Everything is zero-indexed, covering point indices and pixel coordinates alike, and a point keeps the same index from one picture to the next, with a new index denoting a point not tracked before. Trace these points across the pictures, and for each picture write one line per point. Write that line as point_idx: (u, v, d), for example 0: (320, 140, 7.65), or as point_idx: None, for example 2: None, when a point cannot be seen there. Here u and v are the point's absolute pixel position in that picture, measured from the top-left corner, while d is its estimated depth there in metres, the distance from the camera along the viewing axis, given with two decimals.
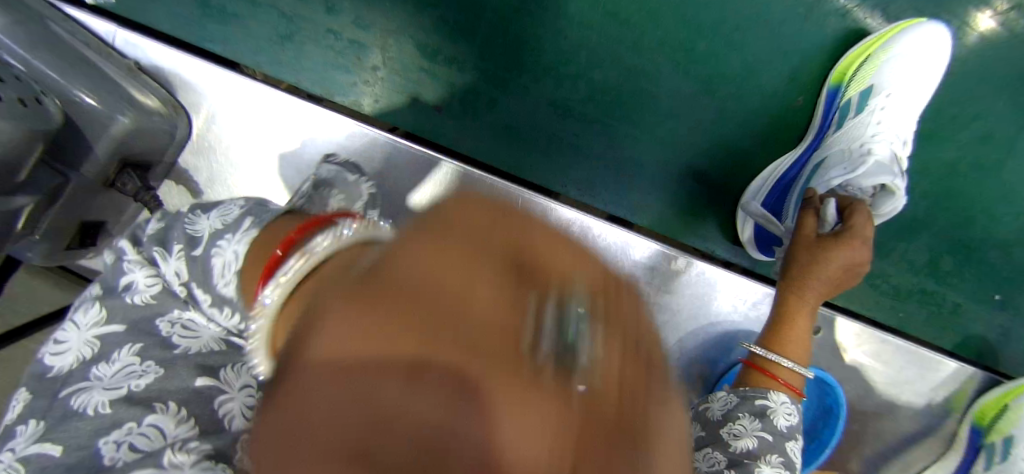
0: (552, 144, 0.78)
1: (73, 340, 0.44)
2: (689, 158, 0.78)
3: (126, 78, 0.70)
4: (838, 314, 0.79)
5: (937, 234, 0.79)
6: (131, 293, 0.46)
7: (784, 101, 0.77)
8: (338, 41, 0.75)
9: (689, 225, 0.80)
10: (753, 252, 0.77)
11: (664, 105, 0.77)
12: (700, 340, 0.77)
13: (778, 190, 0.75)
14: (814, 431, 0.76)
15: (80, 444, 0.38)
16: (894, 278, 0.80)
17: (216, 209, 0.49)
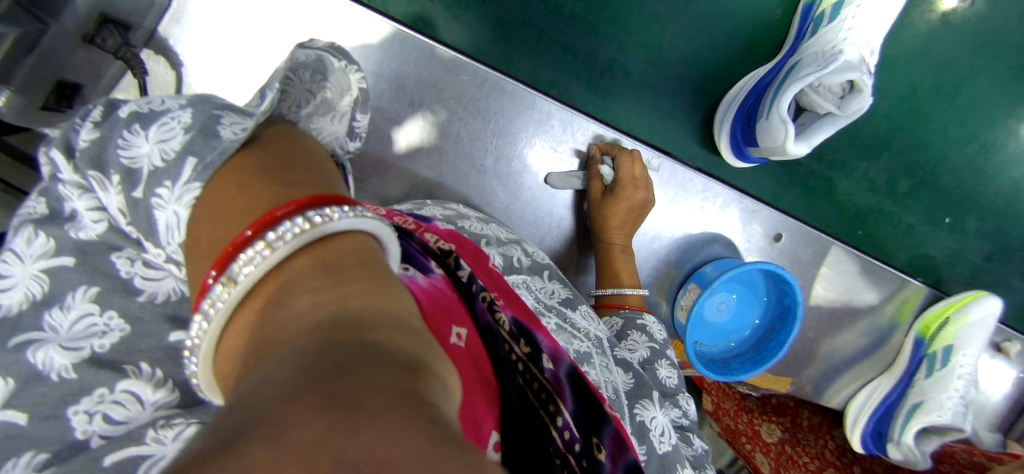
0: (543, 44, 0.77)
1: (17, 275, 0.31)
2: (673, 67, 0.81)
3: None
4: (795, 222, 0.86)
5: (894, 156, 0.88)
6: (75, 229, 0.33)
7: (763, 15, 0.81)
8: None
9: (671, 136, 0.84)
10: (727, 155, 0.82)
11: (650, 10, 0.79)
12: (670, 244, 0.83)
13: (754, 95, 0.77)
14: (772, 331, 0.84)
15: (44, 417, 0.29)
16: (855, 197, 0.89)
17: (166, 116, 0.33)
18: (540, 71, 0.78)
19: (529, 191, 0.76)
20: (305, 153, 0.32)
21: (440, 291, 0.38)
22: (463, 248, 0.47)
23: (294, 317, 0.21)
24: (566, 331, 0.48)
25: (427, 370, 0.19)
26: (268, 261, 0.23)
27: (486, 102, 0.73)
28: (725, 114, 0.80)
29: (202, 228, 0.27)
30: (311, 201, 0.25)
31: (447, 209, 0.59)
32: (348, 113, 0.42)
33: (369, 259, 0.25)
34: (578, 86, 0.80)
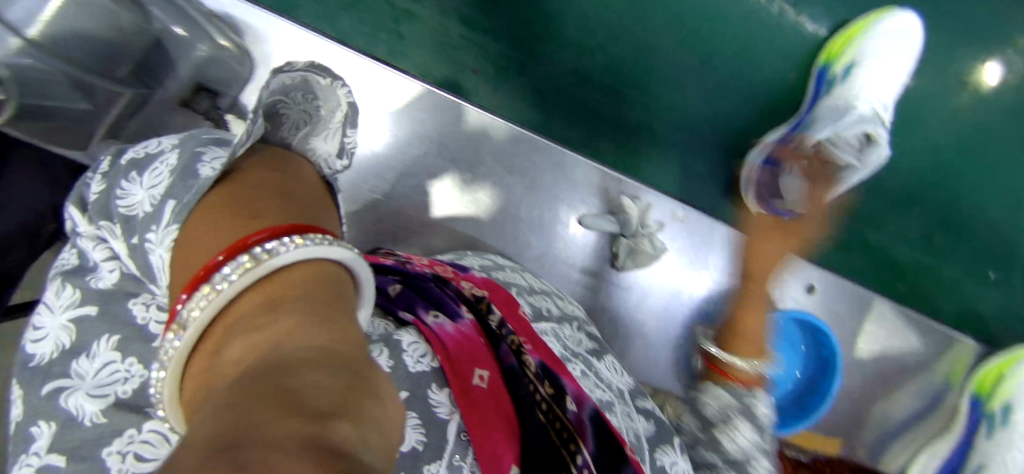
0: (576, 108, 0.83)
1: (49, 325, 0.35)
2: (698, 128, 0.86)
3: (206, 20, 0.58)
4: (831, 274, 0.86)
5: (928, 212, 0.91)
6: (92, 279, 0.35)
7: (779, 78, 0.87)
8: (392, 11, 0.75)
9: (703, 193, 0.88)
10: None
11: (673, 77, 0.85)
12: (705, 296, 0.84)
13: (778, 148, 0.80)
14: (813, 384, 0.81)
15: (81, 457, 0.31)
16: (892, 250, 0.91)
17: (156, 162, 0.35)
18: (572, 133, 0.83)
19: (568, 243, 0.78)
20: (298, 185, 0.32)
21: (468, 335, 0.39)
22: (496, 294, 0.47)
23: (229, 360, 0.20)
24: (591, 378, 0.49)
25: (349, 402, 0.18)
26: (214, 303, 0.23)
27: (520, 159, 0.77)
28: (752, 164, 0.81)
29: (182, 257, 0.28)
30: (284, 229, 0.26)
31: (485, 259, 0.62)
32: (338, 129, 0.41)
33: (321, 289, 0.24)
34: (608, 145, 0.84)
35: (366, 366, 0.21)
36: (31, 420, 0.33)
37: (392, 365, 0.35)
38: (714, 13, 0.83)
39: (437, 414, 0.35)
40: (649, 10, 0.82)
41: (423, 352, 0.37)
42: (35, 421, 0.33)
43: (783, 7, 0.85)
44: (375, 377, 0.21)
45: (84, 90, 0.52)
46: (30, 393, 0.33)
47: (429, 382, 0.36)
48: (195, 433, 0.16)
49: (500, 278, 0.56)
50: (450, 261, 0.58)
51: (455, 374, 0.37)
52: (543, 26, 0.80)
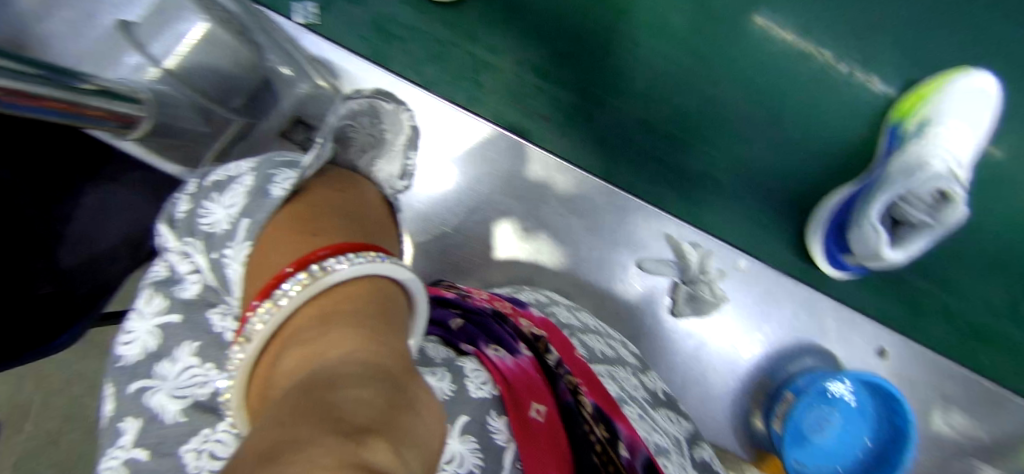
0: (643, 156, 0.83)
1: (138, 330, 0.36)
2: (761, 181, 0.84)
3: (310, 66, 0.70)
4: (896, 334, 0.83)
5: (1014, 279, 0.86)
6: (180, 289, 0.37)
7: (849, 134, 0.84)
8: (473, 62, 0.80)
9: (767, 244, 0.84)
10: (823, 264, 0.82)
11: (739, 130, 0.84)
12: (768, 352, 0.81)
13: (843, 208, 0.79)
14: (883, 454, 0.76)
15: (161, 454, 0.32)
16: (973, 318, 0.86)
17: (236, 184, 0.37)
18: (636, 180, 0.83)
19: (627, 288, 0.79)
20: (356, 205, 0.36)
21: (525, 369, 0.41)
22: (553, 336, 0.48)
23: (289, 368, 0.24)
24: (647, 422, 0.48)
25: (385, 405, 0.21)
26: (276, 317, 0.27)
27: (585, 198, 0.80)
28: (816, 224, 0.81)
29: (258, 265, 0.32)
30: (348, 246, 0.30)
31: (541, 295, 0.63)
32: (400, 152, 0.45)
33: (368, 304, 0.28)
34: (672, 194, 0.83)
35: (404, 374, 0.24)
36: (119, 416, 0.34)
37: (453, 392, 0.37)
38: (782, 70, 0.84)
39: (494, 439, 0.36)
40: (716, 65, 0.84)
41: (484, 379, 0.39)
42: (123, 416, 0.34)
43: (852, 69, 0.84)
44: (412, 383, 0.24)
45: (205, 115, 0.63)
46: (119, 392, 0.35)
47: (489, 409, 0.37)
48: (262, 430, 0.19)
49: (556, 317, 0.57)
50: (507, 295, 0.60)
51: (514, 402, 0.38)
52: (611, 78, 0.83)
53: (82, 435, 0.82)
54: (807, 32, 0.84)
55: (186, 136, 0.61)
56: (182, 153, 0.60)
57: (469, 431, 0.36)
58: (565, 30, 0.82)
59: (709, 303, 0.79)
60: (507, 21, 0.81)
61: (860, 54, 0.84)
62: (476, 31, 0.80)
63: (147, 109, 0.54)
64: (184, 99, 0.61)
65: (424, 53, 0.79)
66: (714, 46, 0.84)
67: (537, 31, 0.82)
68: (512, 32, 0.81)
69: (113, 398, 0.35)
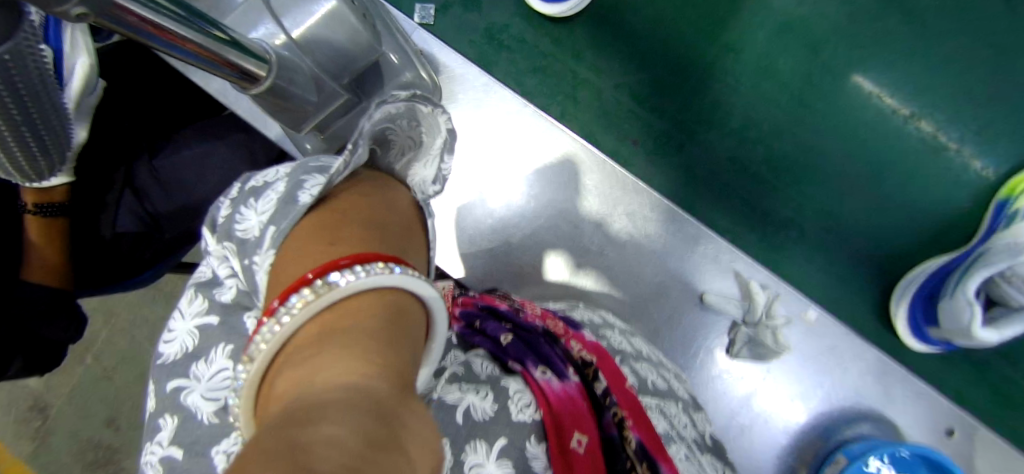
0: (731, 196, 0.82)
1: (178, 330, 0.34)
2: (851, 239, 0.80)
3: (415, 58, 0.74)
4: (971, 420, 0.76)
5: None
6: (219, 291, 0.34)
7: (953, 205, 0.79)
8: (571, 79, 0.84)
9: (847, 302, 0.80)
10: (904, 332, 0.76)
11: (837, 185, 0.80)
12: (824, 409, 0.76)
13: (936, 277, 0.73)
14: None
15: (193, 453, 0.31)
16: None
17: (270, 190, 0.35)
18: (717, 215, 0.81)
19: (689, 324, 0.77)
20: (388, 211, 0.33)
21: (572, 395, 0.39)
22: (605, 362, 0.45)
23: (283, 393, 0.23)
24: (693, 465, 0.46)
25: (363, 447, 0.18)
26: (277, 335, 0.25)
27: (654, 227, 0.78)
28: (903, 290, 0.76)
29: (283, 267, 0.29)
30: (368, 256, 0.28)
31: (596, 315, 0.61)
32: (438, 156, 0.38)
33: (374, 322, 0.26)
34: (752, 238, 0.81)
35: (398, 405, 0.22)
36: (160, 411, 0.33)
37: (495, 412, 0.36)
38: (889, 133, 0.80)
39: (532, 467, 0.35)
40: (821, 117, 0.81)
41: (528, 402, 0.38)
42: (162, 413, 0.32)
43: (962, 149, 0.79)
44: (407, 415, 0.22)
45: (317, 84, 0.60)
46: (158, 389, 0.33)
47: (527, 433, 0.36)
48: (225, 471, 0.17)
49: (609, 342, 0.55)
50: (560, 312, 0.59)
51: (556, 431, 0.36)
52: (707, 115, 0.82)
53: (142, 335, 1.06)
54: (919, 97, 0.79)
55: (294, 105, 0.58)
56: (289, 116, 0.60)
57: (507, 455, 0.34)
58: (672, 59, 0.83)
59: (772, 351, 0.75)
60: (612, 43, 0.83)
61: (980, 121, 0.79)
62: (583, 51, 0.84)
63: (272, 69, 0.52)
64: (305, 68, 0.58)
65: (526, 64, 0.84)
66: (821, 90, 0.81)
67: (641, 58, 0.83)
68: (616, 54, 0.83)
69: (153, 394, 0.33)
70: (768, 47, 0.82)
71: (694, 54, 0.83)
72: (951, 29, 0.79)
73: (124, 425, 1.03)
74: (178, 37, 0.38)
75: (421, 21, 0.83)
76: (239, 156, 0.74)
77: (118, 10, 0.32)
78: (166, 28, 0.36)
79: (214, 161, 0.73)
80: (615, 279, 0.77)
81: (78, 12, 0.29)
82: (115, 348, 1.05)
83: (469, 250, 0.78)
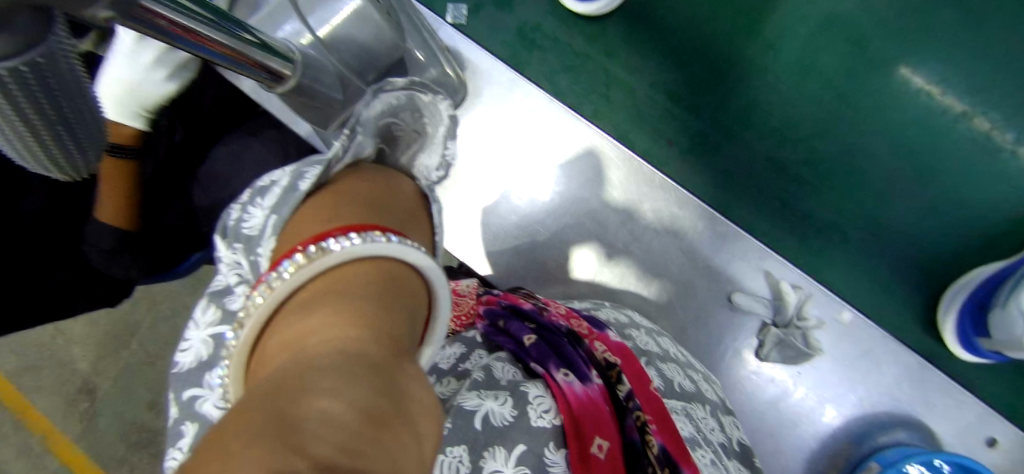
0: (767, 196, 0.79)
1: (194, 339, 0.35)
2: (895, 244, 0.77)
3: (442, 55, 0.73)
4: (1016, 430, 0.73)
5: None
6: (229, 299, 0.35)
7: (1005, 208, 0.75)
8: (603, 77, 0.82)
9: (885, 307, 0.77)
10: (951, 341, 0.73)
11: (881, 187, 0.77)
12: (856, 415, 0.74)
13: (989, 284, 0.71)
14: None
15: None
16: None
17: (273, 188, 0.36)
18: (752, 216, 0.79)
19: (717, 323, 0.76)
20: (387, 196, 0.33)
21: (592, 398, 0.39)
22: (630, 365, 0.45)
23: (274, 355, 0.23)
24: (719, 471, 0.45)
25: (355, 416, 0.19)
26: (271, 301, 0.26)
27: (684, 224, 0.76)
28: (951, 298, 0.73)
29: (282, 249, 0.30)
30: (358, 226, 0.29)
31: (621, 314, 0.61)
32: (440, 144, 0.42)
33: (365, 287, 0.27)
34: (791, 240, 0.79)
35: (392, 369, 0.23)
36: (182, 419, 0.34)
37: (513, 417, 0.36)
38: (935, 133, 0.76)
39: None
40: (865, 116, 0.77)
41: (547, 408, 0.38)
42: (184, 420, 0.33)
43: (1018, 149, 0.75)
44: (403, 380, 0.23)
45: (342, 83, 0.61)
46: (180, 397, 0.34)
47: (545, 439, 0.36)
48: (212, 440, 0.18)
49: (634, 342, 0.54)
50: (585, 312, 0.58)
51: (575, 435, 0.36)
52: (745, 114, 0.80)
53: (183, 323, 1.10)
54: (972, 94, 0.75)
55: (321, 101, 0.59)
56: (316, 113, 0.61)
57: (524, 462, 0.34)
58: (709, 56, 0.81)
59: (803, 353, 0.73)
60: (646, 41, 0.81)
61: None
62: (617, 50, 0.82)
63: (297, 67, 0.52)
64: (330, 66, 0.59)
65: (559, 63, 0.83)
66: (864, 87, 0.78)
67: (676, 54, 0.81)
68: (650, 52, 0.81)
69: (174, 403, 0.35)
70: (810, 43, 0.79)
71: (731, 52, 0.80)
72: (1008, 24, 0.75)
73: (167, 409, 1.08)
74: (197, 33, 0.37)
75: (452, 22, 0.83)
76: (271, 151, 0.75)
77: (144, 13, 0.32)
78: (187, 26, 0.36)
79: (250, 157, 0.74)
80: (646, 273, 0.76)
81: (106, 16, 0.30)
82: (158, 336, 1.10)
83: (495, 247, 0.78)
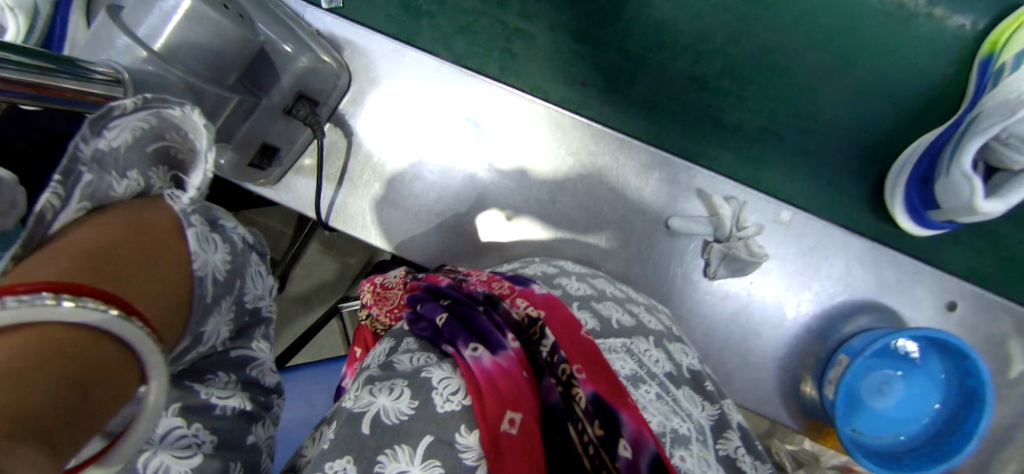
0: (691, 116, 0.77)
1: None
2: (826, 134, 0.76)
3: (313, 41, 0.68)
4: (974, 288, 0.73)
5: None
6: None
7: (929, 74, 0.73)
8: (503, 30, 0.77)
9: (826, 197, 0.77)
10: (902, 218, 0.73)
11: (804, 81, 0.75)
12: (818, 311, 0.73)
13: (929, 156, 0.70)
14: (955, 423, 0.68)
15: None
16: None
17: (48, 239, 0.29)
18: (682, 141, 0.78)
19: (662, 253, 0.73)
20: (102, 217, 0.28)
21: (503, 368, 0.36)
22: (554, 315, 0.42)
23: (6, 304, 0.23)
24: (665, 404, 0.42)
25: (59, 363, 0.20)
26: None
27: (606, 161, 0.73)
28: (895, 177, 0.72)
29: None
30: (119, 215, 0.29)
31: (551, 266, 0.58)
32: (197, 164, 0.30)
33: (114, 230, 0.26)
34: (727, 155, 0.78)
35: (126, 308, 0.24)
36: None
37: (415, 409, 0.33)
38: (850, 12, 0.72)
39: (462, 459, 0.32)
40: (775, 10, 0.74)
41: (455, 389, 0.35)
42: None
43: (933, 11, 0.71)
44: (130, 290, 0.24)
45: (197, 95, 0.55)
46: None
47: (454, 422, 0.33)
48: None
49: (564, 290, 0.51)
50: (510, 272, 0.55)
51: (485, 414, 0.33)
52: (655, 35, 0.75)
53: None
54: None
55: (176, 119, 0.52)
56: None
57: (432, 453, 0.31)
58: None
59: (749, 262, 0.70)
60: None
61: None
62: None
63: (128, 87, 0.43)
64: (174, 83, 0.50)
65: (452, 26, 0.77)
66: None
67: None
68: None
69: None
70: None
71: None
72: None
73: None
74: (50, 87, 0.30)
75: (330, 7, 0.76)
76: None
77: None
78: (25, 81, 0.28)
79: None
80: (576, 221, 0.73)
81: None
82: None
83: (422, 228, 0.74)
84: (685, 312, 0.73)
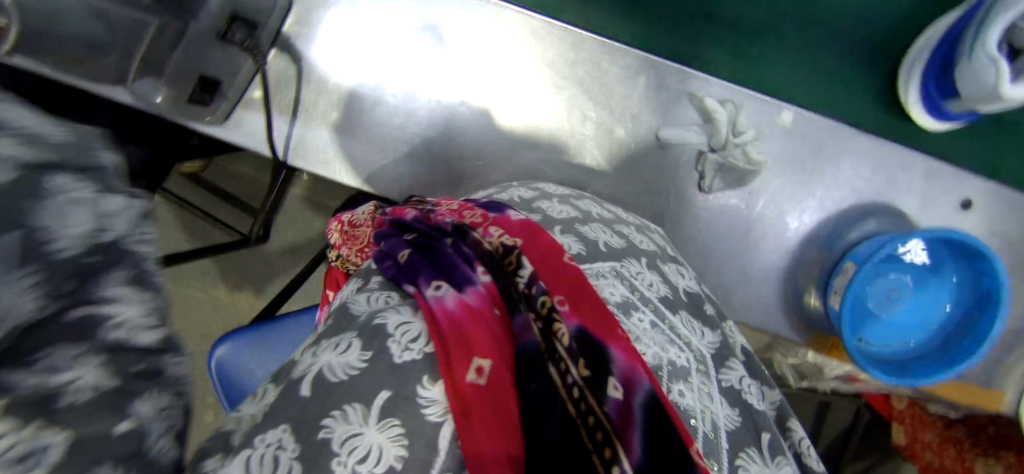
0: (682, 13, 0.68)
1: None
2: (834, 23, 0.68)
3: None
4: (990, 183, 0.68)
5: None
6: None
7: None
8: None
9: (830, 95, 0.70)
10: (918, 112, 0.66)
11: None
12: (823, 219, 0.68)
13: (947, 39, 0.61)
14: (968, 325, 0.64)
15: None
16: None
17: None
18: (670, 43, 0.70)
19: (655, 168, 0.67)
20: None
21: (469, 307, 0.31)
22: (532, 242, 0.36)
23: None
24: (662, 332, 0.37)
25: None
26: None
27: (588, 71, 0.66)
28: (911, 67, 0.65)
29: None
30: None
31: (531, 189, 0.52)
32: None
33: None
34: (723, 55, 0.70)
35: None
36: None
37: (368, 360, 0.29)
38: None
39: (424, 414, 0.28)
40: None
41: (415, 336, 0.30)
42: None
43: None
44: None
45: None
46: None
47: (414, 373, 0.29)
48: None
49: (544, 214, 0.46)
50: (484, 199, 0.49)
51: (448, 361, 0.29)
52: None
53: None
54: None
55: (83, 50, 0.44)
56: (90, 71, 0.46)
57: (391, 411, 0.27)
58: None
59: (746, 171, 0.66)
60: None
61: None
62: None
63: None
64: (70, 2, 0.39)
65: None
66: None
67: None
68: None
69: None
70: None
71: None
72: None
73: None
74: None
75: None
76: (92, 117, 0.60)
77: None
78: None
79: None
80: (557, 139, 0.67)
81: None
82: None
83: (389, 159, 0.67)
84: (682, 231, 0.68)
